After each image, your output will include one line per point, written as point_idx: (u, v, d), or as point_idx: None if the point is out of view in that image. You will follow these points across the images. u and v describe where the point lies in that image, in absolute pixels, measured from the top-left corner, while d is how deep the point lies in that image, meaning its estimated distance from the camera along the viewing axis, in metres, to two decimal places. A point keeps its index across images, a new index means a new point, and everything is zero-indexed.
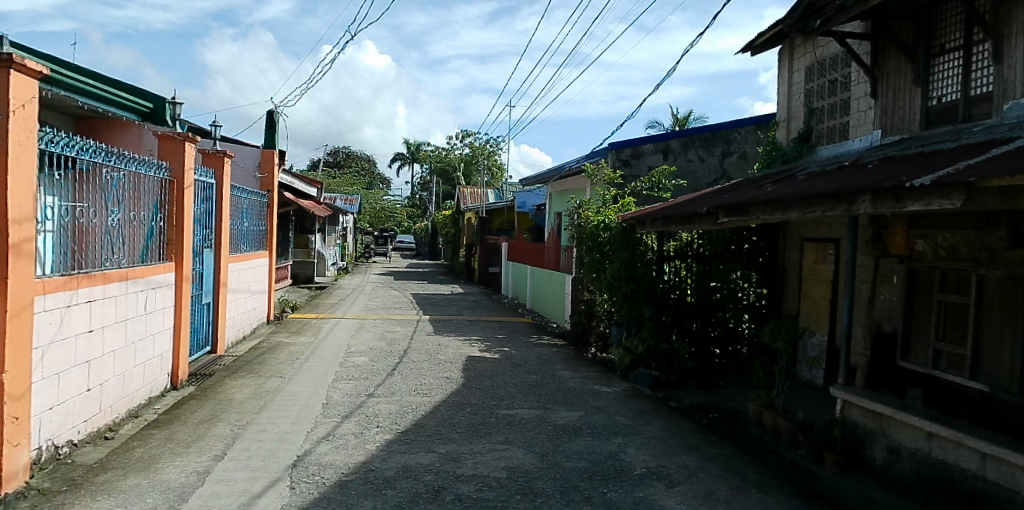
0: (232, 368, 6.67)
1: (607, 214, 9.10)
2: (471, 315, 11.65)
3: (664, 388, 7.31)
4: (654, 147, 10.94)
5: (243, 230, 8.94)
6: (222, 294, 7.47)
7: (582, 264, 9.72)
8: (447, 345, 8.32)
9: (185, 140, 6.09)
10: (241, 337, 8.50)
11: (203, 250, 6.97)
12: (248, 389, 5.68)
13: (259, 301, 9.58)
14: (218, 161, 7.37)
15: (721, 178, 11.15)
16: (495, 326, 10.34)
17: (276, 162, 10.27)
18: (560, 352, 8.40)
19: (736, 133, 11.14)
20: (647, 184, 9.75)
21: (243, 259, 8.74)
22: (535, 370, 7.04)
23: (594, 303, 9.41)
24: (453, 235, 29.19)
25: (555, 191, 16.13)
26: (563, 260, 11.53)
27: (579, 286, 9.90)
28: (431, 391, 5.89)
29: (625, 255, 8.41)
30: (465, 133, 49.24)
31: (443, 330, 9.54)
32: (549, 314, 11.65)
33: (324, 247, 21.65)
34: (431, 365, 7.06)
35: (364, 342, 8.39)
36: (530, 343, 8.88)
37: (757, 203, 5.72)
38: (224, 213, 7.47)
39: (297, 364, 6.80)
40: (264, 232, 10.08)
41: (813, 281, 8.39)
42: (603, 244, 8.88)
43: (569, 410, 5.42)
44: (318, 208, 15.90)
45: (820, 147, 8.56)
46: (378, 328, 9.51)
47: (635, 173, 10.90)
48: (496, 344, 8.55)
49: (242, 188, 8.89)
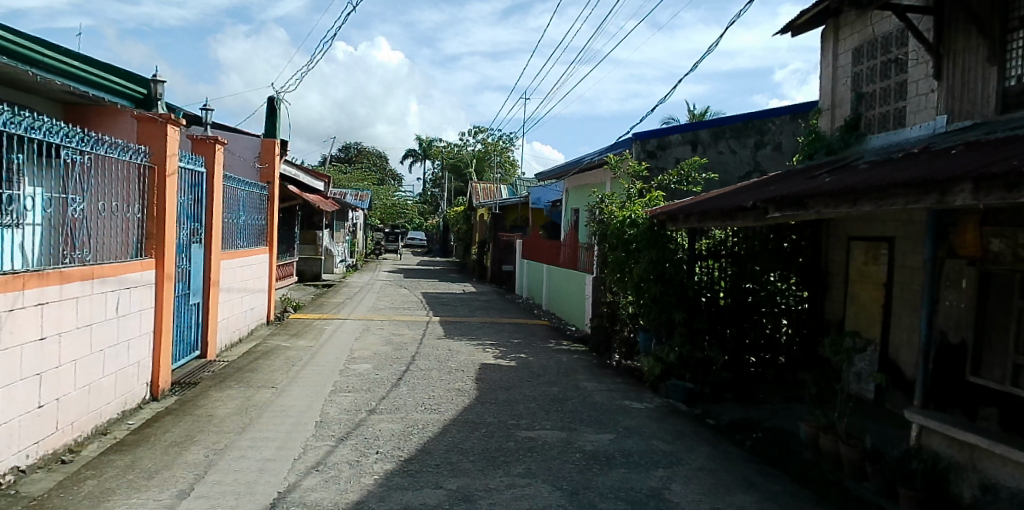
0: (220, 376, 6.02)
1: (633, 209, 8.35)
2: (484, 316, 10.95)
3: (700, 402, 6.57)
4: (682, 138, 10.19)
5: (241, 224, 8.31)
6: (213, 293, 6.84)
7: (604, 263, 8.97)
8: (458, 351, 7.62)
9: (168, 123, 5.43)
10: (235, 340, 7.87)
11: (191, 246, 6.33)
12: (233, 402, 5.02)
13: (257, 300, 8.96)
14: (209, 148, 6.72)
15: (754, 171, 10.37)
16: (510, 328, 9.65)
17: (277, 152, 9.61)
18: (582, 359, 7.67)
19: (771, 123, 10.37)
20: (675, 178, 9.00)
21: (240, 255, 8.10)
22: (556, 381, 6.33)
23: (617, 306, 8.67)
24: (465, 232, 28.53)
25: (573, 186, 15.39)
26: (582, 259, 10.80)
27: (601, 287, 9.16)
28: (440, 406, 5.20)
29: (653, 254, 7.66)
30: (478, 129, 48.57)
31: (454, 333, 8.84)
32: (567, 317, 10.93)
33: (332, 243, 21.05)
34: (441, 375, 6.36)
35: (369, 347, 7.70)
36: (548, 349, 8.16)
37: (816, 195, 4.94)
38: (216, 205, 6.83)
39: (292, 372, 6.13)
40: (264, 227, 9.45)
41: (864, 284, 7.60)
42: (628, 241, 8.15)
43: (598, 432, 4.70)
44: (325, 202, 15.27)
45: (870, 136, 7.80)
46: (385, 331, 8.83)
47: (662, 165, 10.15)
48: (512, 350, 7.84)
49: (240, 180, 8.27)
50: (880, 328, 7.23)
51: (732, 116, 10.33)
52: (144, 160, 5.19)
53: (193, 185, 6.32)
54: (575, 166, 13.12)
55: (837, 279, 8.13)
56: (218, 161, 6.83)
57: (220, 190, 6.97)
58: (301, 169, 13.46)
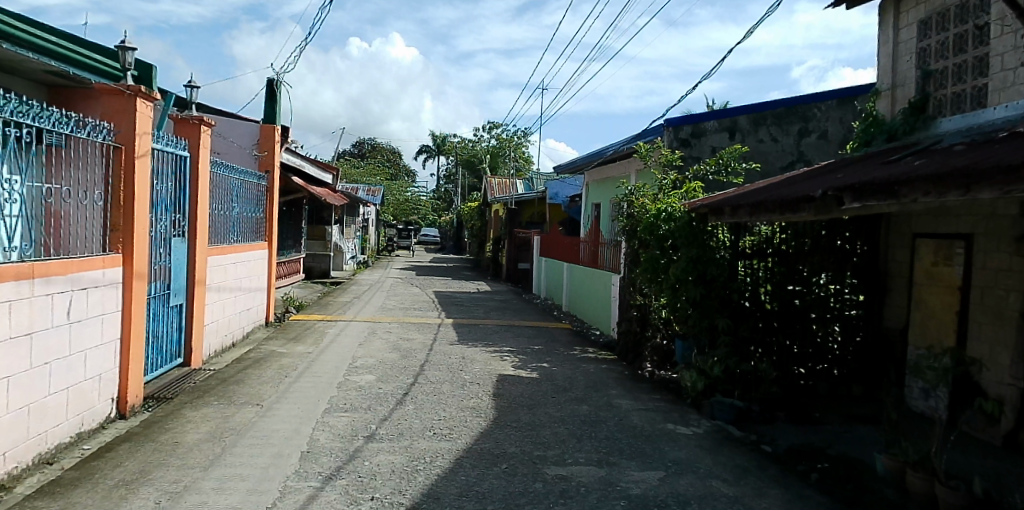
0: (201, 389, 5.25)
1: (668, 201, 7.47)
2: (500, 318, 10.13)
3: (750, 423, 5.69)
4: (719, 125, 9.29)
5: (234, 216, 7.57)
6: (198, 293, 6.10)
7: (635, 261, 8.09)
8: (473, 360, 6.80)
9: (137, 96, 4.67)
10: (227, 344, 7.13)
11: (170, 239, 5.56)
12: (207, 425, 4.23)
13: (255, 300, 8.22)
14: (193, 129, 5.98)
15: (798, 162, 9.44)
16: (530, 333, 8.82)
17: (277, 139, 8.84)
18: (612, 370, 6.81)
19: (816, 109, 9.47)
20: (714, 167, 8.14)
21: (234, 251, 7.36)
22: (586, 398, 5.49)
23: (650, 309, 7.81)
24: (479, 229, 27.70)
25: (595, 180, 14.50)
26: (607, 257, 9.94)
27: (630, 289, 8.30)
28: (453, 431, 4.39)
29: (692, 251, 6.78)
30: (493, 124, 47.70)
31: (469, 338, 8.03)
32: (591, 319, 10.07)
33: (343, 239, 20.37)
34: (453, 389, 5.55)
35: (372, 354, 6.90)
36: (573, 357, 7.32)
37: (911, 180, 4.03)
38: (201, 193, 6.09)
39: (283, 386, 5.34)
40: (263, 220, 8.70)
41: (933, 287, 6.67)
42: (663, 237, 7.28)
43: (644, 469, 3.86)
44: (333, 196, 14.51)
45: (941, 118, 6.83)
46: (393, 335, 8.06)
47: (697, 154, 9.25)
48: (533, 359, 7.01)
49: (234, 167, 7.52)
50: (953, 338, 6.29)
51: (774, 100, 9.42)
52: (108, 138, 4.42)
53: (172, 170, 5.57)
54: (597, 157, 12.24)
55: (900, 281, 7.19)
56: (203, 144, 6.10)
57: (207, 177, 6.23)
58: (308, 161, 12.74)
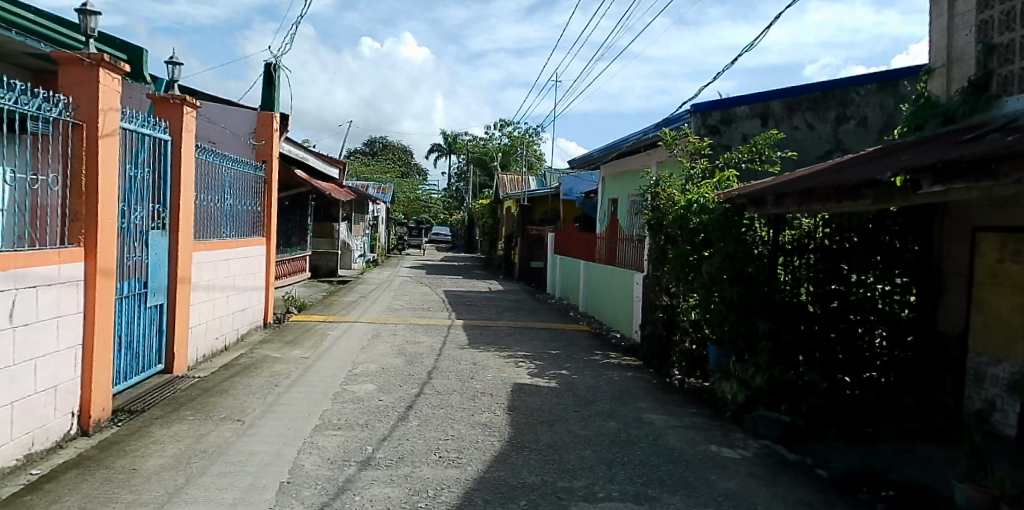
0: (179, 401, 4.64)
1: (700, 192, 6.78)
2: (514, 320, 9.49)
3: (800, 441, 5.00)
4: (750, 111, 8.59)
5: (228, 209, 6.99)
6: (182, 292, 5.53)
7: (662, 258, 7.41)
8: (485, 366, 6.17)
9: (100, 66, 4.08)
10: (218, 348, 6.56)
11: (145, 232, 4.96)
12: (175, 448, 3.63)
13: (251, 300, 7.64)
14: (174, 110, 5.40)
15: (836, 151, 8.72)
16: (546, 336, 8.17)
17: (276, 127, 8.26)
18: (640, 379, 6.14)
19: (855, 93, 8.75)
20: (746, 156, 7.49)
21: (225, 246, 6.77)
22: (613, 413, 4.84)
23: (679, 310, 7.13)
24: (490, 226, 27.09)
25: (611, 174, 13.82)
26: (629, 254, 9.25)
27: (655, 289, 7.62)
28: (462, 453, 3.76)
29: (729, 246, 6.09)
30: (504, 121, 47.04)
31: (480, 342, 7.40)
32: (611, 321, 9.40)
33: (351, 237, 19.84)
34: (462, 401, 4.91)
35: (374, 359, 6.28)
36: (595, 363, 6.65)
37: (1010, 155, 3.32)
38: (184, 181, 5.50)
39: (270, 398, 4.73)
40: (260, 214, 8.12)
41: (997, 287, 5.93)
42: (694, 231, 6.60)
43: (690, 505, 3.21)
44: (339, 191, 13.94)
45: (1007, 98, 6.08)
46: (398, 338, 7.44)
47: (727, 143, 8.56)
48: (552, 365, 6.35)
49: (227, 156, 6.95)
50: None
51: (810, 84, 8.71)
52: (65, 113, 3.82)
53: (147, 155, 4.99)
54: (615, 149, 11.55)
55: (957, 280, 6.46)
56: (186, 127, 5.52)
57: (191, 164, 5.65)
58: (311, 155, 12.19)
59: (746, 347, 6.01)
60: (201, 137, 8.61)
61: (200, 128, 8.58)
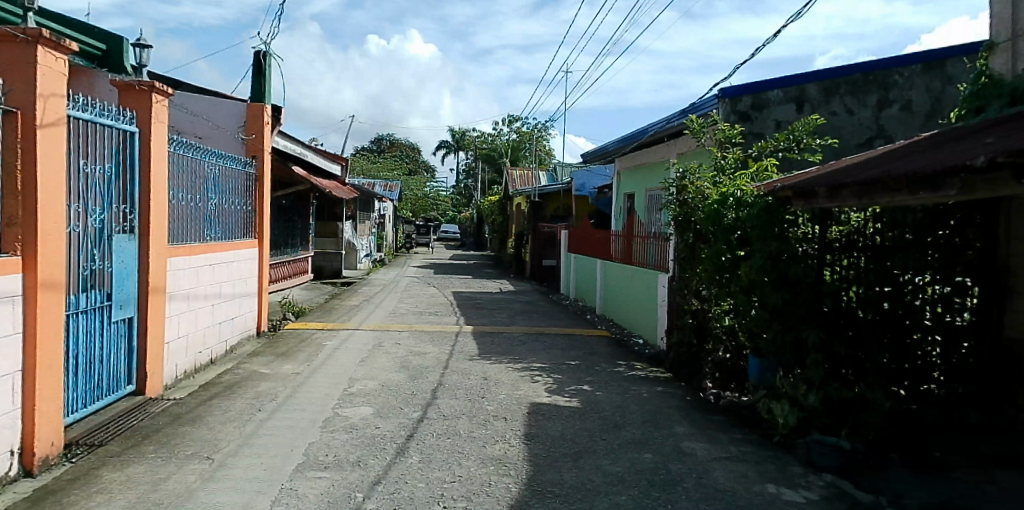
0: (145, 432, 3.99)
1: (735, 184, 6.06)
2: (527, 324, 8.82)
3: (863, 472, 4.29)
4: (784, 95, 7.86)
5: (212, 209, 6.36)
6: (155, 304, 4.89)
7: (693, 257, 6.71)
8: (497, 382, 5.51)
9: (38, 43, 3.44)
10: (202, 363, 5.94)
11: (105, 238, 4.32)
12: (123, 500, 2.96)
13: (241, 308, 7.02)
14: (142, 97, 4.76)
15: (878, 138, 7.99)
16: (563, 343, 7.50)
17: (267, 121, 7.62)
18: (671, 395, 5.45)
19: (898, 75, 7.99)
20: (783, 144, 6.81)
21: (209, 250, 6.12)
22: (648, 442, 4.15)
23: (713, 316, 6.44)
24: (500, 224, 26.39)
25: (627, 167, 13.13)
26: (651, 253, 8.55)
27: (683, 292, 6.93)
28: (473, 502, 3.09)
29: (771, 245, 5.37)
30: (512, 117, 46.32)
31: (491, 351, 6.73)
32: (632, 325, 8.72)
33: (356, 236, 19.23)
34: (471, 428, 4.24)
35: (374, 374, 5.63)
36: (620, 376, 5.97)
37: None
38: (155, 179, 4.86)
39: (250, 427, 4.07)
40: (251, 213, 7.48)
41: None
42: (729, 229, 5.87)
43: None
44: (342, 188, 13.32)
45: None
46: (402, 348, 6.80)
47: (759, 130, 7.83)
48: (572, 380, 5.68)
49: (212, 151, 6.32)
50: None
51: (848, 65, 7.96)
52: None
53: (106, 148, 4.34)
54: (633, 140, 10.84)
55: None
56: (157, 118, 4.88)
57: (164, 159, 5.02)
58: (311, 151, 11.54)
59: (793, 359, 5.30)
60: (188, 131, 7.97)
61: (187, 122, 7.94)
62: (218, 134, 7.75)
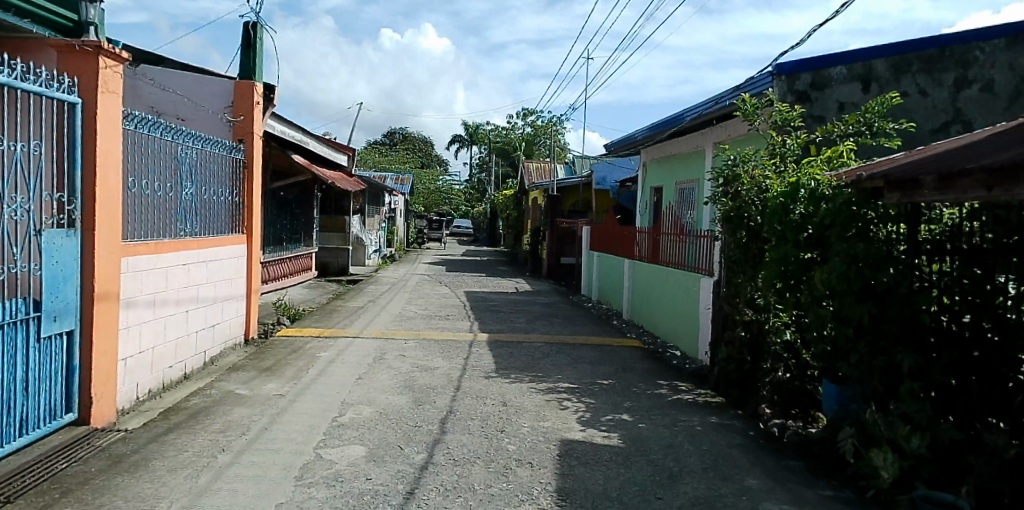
0: (69, 483, 3.08)
1: (806, 173, 5.07)
2: (548, 332, 7.88)
3: None
4: (849, 73, 6.86)
5: (188, 200, 5.47)
6: (103, 313, 4.00)
7: (748, 260, 5.73)
8: (520, 409, 4.59)
9: None
10: (173, 379, 5.08)
11: (32, 234, 3.42)
12: None
13: (224, 314, 6.17)
14: (87, 62, 3.88)
15: (955, 123, 6.95)
16: (592, 355, 6.58)
17: (258, 101, 6.73)
18: (729, 428, 4.52)
19: (979, 50, 6.93)
20: (852, 127, 5.84)
21: (181, 247, 5.23)
22: (717, 503, 3.20)
23: (771, 329, 5.48)
24: (515, 219, 25.40)
25: (655, 159, 12.15)
26: (689, 253, 7.56)
27: (734, 299, 5.96)
28: None
29: (853, 246, 4.34)
30: (528, 110, 45.32)
31: (509, 367, 5.80)
32: (668, 334, 7.75)
33: (365, 231, 18.39)
34: (488, 480, 3.31)
35: (372, 397, 4.72)
36: (664, 401, 5.03)
37: None
38: (105, 162, 3.96)
39: (204, 479, 3.16)
40: (238, 205, 6.59)
41: None
42: (798, 227, 4.86)
43: None
44: (348, 180, 12.49)
45: None
46: (407, 361, 5.90)
47: (820, 112, 6.82)
48: (608, 408, 4.74)
49: (190, 134, 5.44)
50: None
51: (922, 37, 6.91)
52: None
53: (29, 120, 3.43)
54: (669, 126, 9.82)
55: None
56: (108, 88, 3.99)
57: (118, 138, 4.12)
58: (314, 139, 10.66)
59: (882, 388, 4.29)
60: (170, 112, 7.09)
61: (169, 102, 7.05)
62: (203, 116, 6.86)
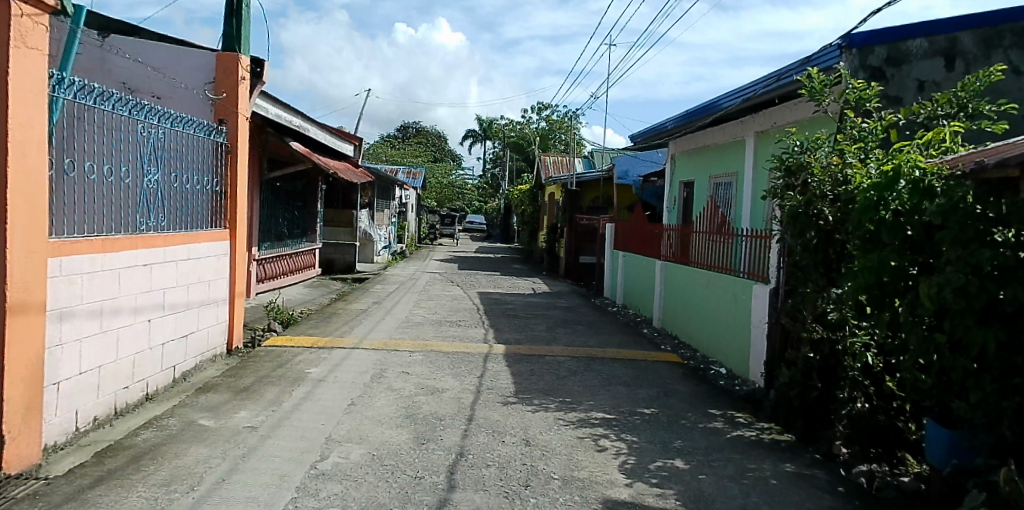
0: None
1: (900, 160, 4.09)
2: (571, 343, 6.96)
3: None
4: (930, 47, 5.86)
5: (151, 188, 4.61)
6: (21, 328, 3.09)
7: (820, 267, 4.77)
8: (546, 450, 3.69)
9: None
10: (128, 404, 4.22)
11: None
12: None
13: (199, 321, 5.33)
14: None
15: None
16: (627, 375, 5.65)
17: (241, 75, 5.83)
18: (812, 480, 3.58)
19: None
20: (944, 108, 4.83)
21: (139, 244, 4.36)
22: None
23: (847, 350, 4.52)
24: (530, 215, 24.44)
25: (685, 150, 11.17)
26: (734, 256, 6.57)
27: (800, 313, 4.99)
28: None
29: (976, 252, 3.22)
30: (543, 104, 44.30)
31: (531, 391, 4.89)
32: (711, 349, 6.80)
33: (374, 226, 17.55)
34: None
35: (365, 431, 3.84)
36: (722, 440, 4.10)
37: None
38: (21, 139, 3.08)
39: None
40: (218, 195, 5.73)
41: None
42: (898, 227, 3.86)
43: None
44: (354, 172, 11.64)
45: None
46: (410, 381, 5.00)
47: (896, 93, 5.84)
48: (655, 449, 3.82)
49: (153, 110, 4.56)
50: None
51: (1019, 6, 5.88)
52: None
53: None
54: (705, 114, 8.85)
55: None
56: (27, 45, 3.12)
57: (42, 110, 3.26)
58: (315, 126, 9.78)
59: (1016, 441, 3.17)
60: (144, 89, 6.22)
61: (143, 77, 6.18)
62: (181, 93, 6.00)
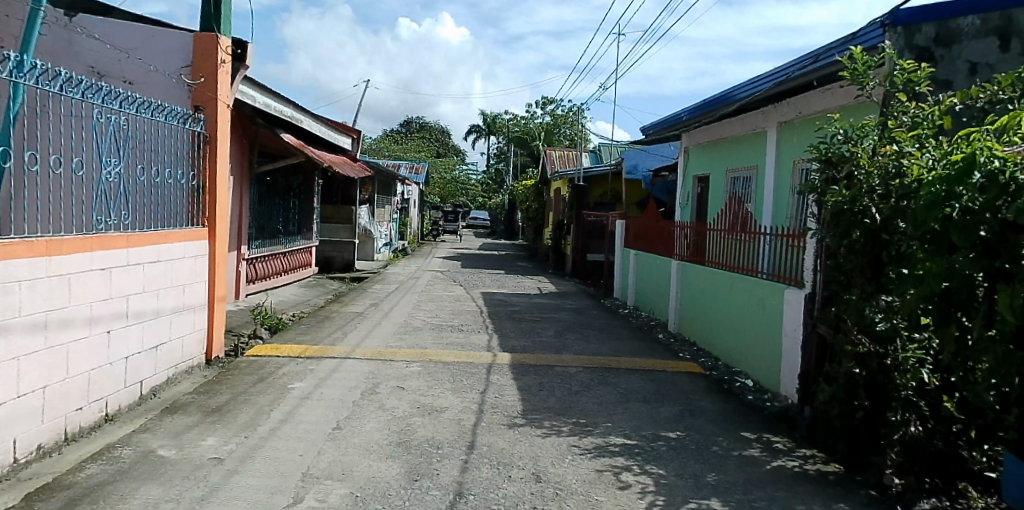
0: None
1: (964, 145, 3.50)
2: (582, 351, 6.43)
3: None
4: (983, 25, 5.28)
5: (109, 182, 4.06)
6: None
7: (867, 271, 4.19)
8: (560, 488, 3.15)
9: None
10: (82, 429, 3.70)
11: None
12: None
13: (171, 331, 4.81)
14: None
15: None
16: (645, 390, 5.10)
17: (214, 57, 5.25)
18: None
19: None
20: (1007, 91, 4.22)
21: (95, 246, 3.81)
22: None
23: (897, 366, 3.87)
24: (535, 211, 23.86)
25: (700, 144, 10.60)
26: (761, 257, 5.99)
27: (842, 324, 4.42)
28: None
29: None
30: (548, 99, 43.67)
31: (540, 410, 4.36)
32: (735, 359, 6.24)
33: (374, 223, 17.02)
34: None
35: (350, 464, 3.31)
36: (762, 473, 3.55)
37: None
38: None
39: None
40: (192, 190, 5.18)
41: None
42: (965, 224, 3.14)
43: None
44: (352, 166, 11.11)
45: None
46: (404, 399, 4.47)
47: (946, 76, 5.29)
48: (687, 486, 3.28)
49: (115, 93, 4.00)
50: None
51: None
52: None
53: None
54: (722, 104, 8.27)
55: None
56: None
57: None
58: (309, 117, 9.22)
59: None
60: (115, 73, 5.67)
61: (113, 60, 5.63)
62: (156, 79, 5.47)
